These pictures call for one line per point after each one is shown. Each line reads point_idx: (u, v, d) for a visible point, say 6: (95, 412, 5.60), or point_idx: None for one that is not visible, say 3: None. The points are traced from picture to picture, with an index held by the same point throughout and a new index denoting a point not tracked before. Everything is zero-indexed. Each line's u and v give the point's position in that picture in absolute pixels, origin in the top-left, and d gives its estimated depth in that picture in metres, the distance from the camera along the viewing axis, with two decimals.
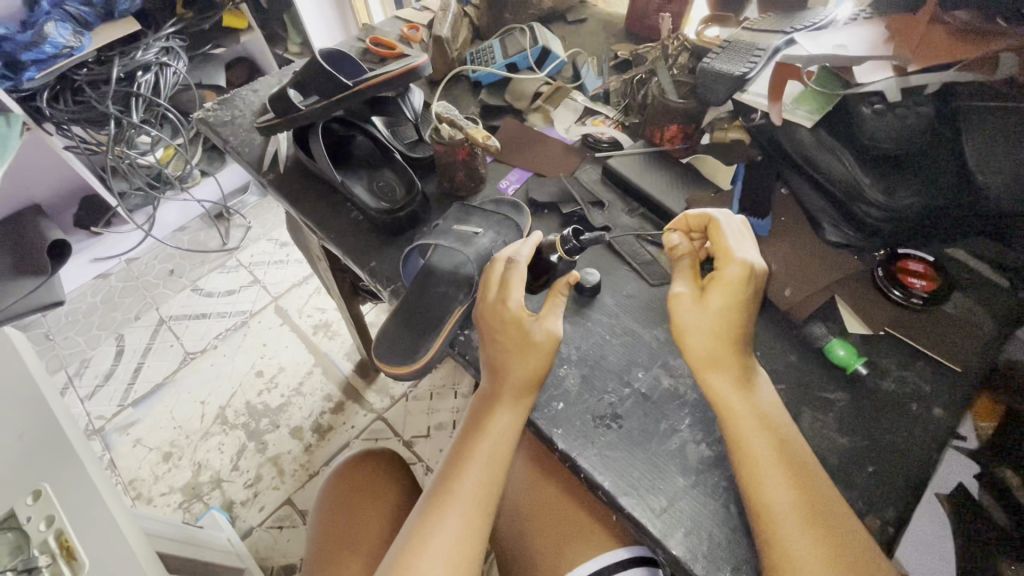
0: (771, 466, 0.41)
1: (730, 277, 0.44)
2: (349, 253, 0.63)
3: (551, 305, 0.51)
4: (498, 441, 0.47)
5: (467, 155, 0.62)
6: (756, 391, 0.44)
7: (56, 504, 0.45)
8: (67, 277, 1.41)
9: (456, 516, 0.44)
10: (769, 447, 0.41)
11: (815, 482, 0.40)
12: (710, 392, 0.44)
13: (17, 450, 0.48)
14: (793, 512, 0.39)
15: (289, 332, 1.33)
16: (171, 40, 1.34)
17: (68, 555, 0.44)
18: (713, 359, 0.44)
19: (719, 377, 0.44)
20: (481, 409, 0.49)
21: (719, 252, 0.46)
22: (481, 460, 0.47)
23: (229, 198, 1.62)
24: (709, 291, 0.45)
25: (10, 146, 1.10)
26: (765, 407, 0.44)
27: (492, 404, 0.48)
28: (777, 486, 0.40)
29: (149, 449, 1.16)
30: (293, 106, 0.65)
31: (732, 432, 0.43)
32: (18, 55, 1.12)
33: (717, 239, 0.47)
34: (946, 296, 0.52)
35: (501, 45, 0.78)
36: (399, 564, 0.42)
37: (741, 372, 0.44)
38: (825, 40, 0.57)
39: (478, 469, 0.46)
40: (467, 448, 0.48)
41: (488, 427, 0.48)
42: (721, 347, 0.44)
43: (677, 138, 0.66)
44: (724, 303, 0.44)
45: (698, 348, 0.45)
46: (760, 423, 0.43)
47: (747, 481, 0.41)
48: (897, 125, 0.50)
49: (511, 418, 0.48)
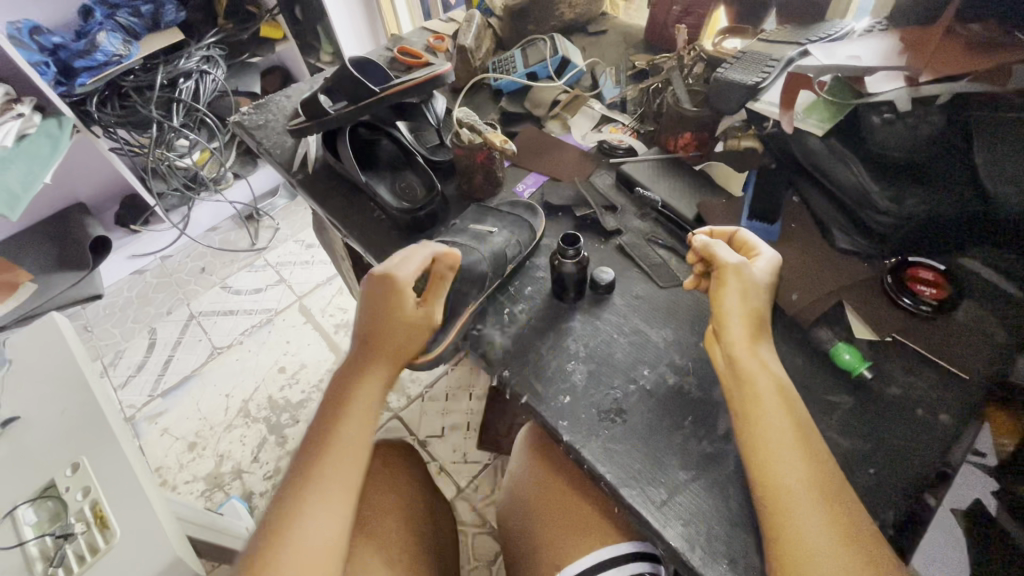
0: (783, 437, 0.41)
1: (773, 257, 0.50)
2: (372, 250, 0.66)
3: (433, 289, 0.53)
4: (367, 417, 0.49)
5: (486, 159, 0.65)
6: (771, 364, 0.45)
7: (90, 477, 0.59)
8: (107, 270, 1.49)
9: (327, 495, 0.45)
10: (784, 419, 0.42)
11: (823, 460, 0.41)
12: (735, 364, 0.45)
13: (64, 430, 0.63)
14: (803, 483, 0.39)
15: (311, 330, 1.38)
16: (212, 49, 1.44)
17: (101, 525, 0.56)
18: (756, 329, 0.46)
19: (738, 337, 0.46)
20: (344, 386, 0.50)
21: (751, 247, 0.52)
22: (349, 434, 0.48)
23: (259, 200, 1.70)
24: (756, 266, 0.50)
25: (61, 146, 1.18)
26: (782, 382, 0.44)
27: (359, 377, 0.50)
28: (788, 458, 0.40)
29: (176, 438, 1.21)
30: (323, 111, 0.69)
31: (748, 402, 0.43)
32: (73, 63, 1.23)
33: (746, 241, 0.53)
34: (954, 304, 0.52)
35: (522, 55, 0.81)
36: (268, 554, 0.42)
37: (758, 344, 0.46)
38: (839, 51, 0.59)
39: (346, 443, 0.47)
40: (333, 426, 0.48)
41: (352, 401, 0.49)
42: (747, 312, 0.46)
43: (691, 146, 0.68)
44: (766, 278, 0.49)
45: (752, 313, 0.47)
46: (777, 398, 0.43)
47: (758, 451, 0.41)
48: (906, 135, 0.51)
49: (376, 389, 0.51)
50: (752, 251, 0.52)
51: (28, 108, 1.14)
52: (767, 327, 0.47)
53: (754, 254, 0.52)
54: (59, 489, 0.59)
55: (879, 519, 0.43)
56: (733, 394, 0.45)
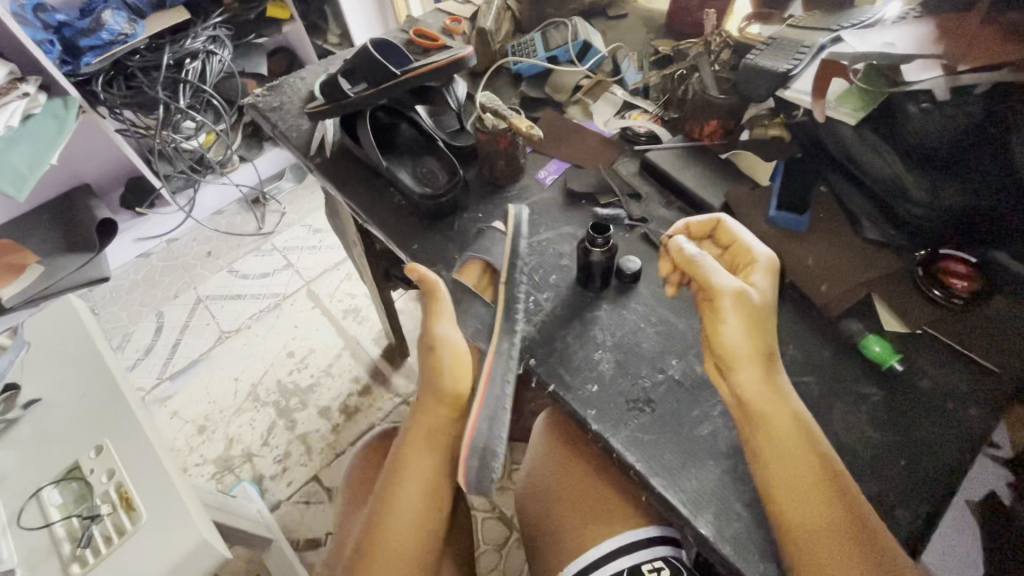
0: (803, 481, 0.40)
1: (766, 266, 0.48)
2: (392, 236, 0.65)
3: (432, 313, 0.57)
4: (417, 489, 0.55)
5: (509, 145, 0.64)
6: (790, 396, 0.44)
7: (115, 460, 0.60)
8: (112, 254, 1.48)
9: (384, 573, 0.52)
10: (805, 460, 0.41)
11: (849, 498, 0.40)
12: (746, 400, 0.43)
13: (88, 412, 0.63)
14: (828, 532, 0.38)
15: (320, 316, 1.38)
16: (219, 29, 1.42)
17: (128, 506, 0.57)
18: (764, 360, 0.44)
19: (748, 375, 0.43)
20: (403, 453, 0.58)
21: (747, 254, 0.49)
22: (405, 500, 0.55)
23: (265, 183, 1.68)
24: (756, 285, 0.46)
25: (67, 128, 1.16)
26: (801, 418, 0.43)
27: (411, 441, 0.58)
28: (811, 504, 0.39)
29: (186, 421, 1.21)
30: (342, 93, 0.68)
31: (767, 443, 0.42)
32: (77, 41, 1.21)
33: (734, 236, 0.51)
34: (985, 297, 0.52)
35: (542, 38, 0.78)
36: None
37: (773, 378, 0.44)
38: (873, 39, 0.57)
39: (401, 508, 0.55)
40: (392, 489, 0.56)
41: (409, 468, 0.56)
42: (754, 349, 0.44)
43: (717, 134, 0.67)
44: (764, 295, 0.46)
45: (757, 348, 0.44)
46: (797, 438, 0.42)
47: (779, 499, 0.40)
48: (942, 124, 0.51)
49: (426, 460, 0.56)
50: (743, 257, 0.50)
51: (33, 87, 1.13)
52: (777, 355, 0.45)
53: (750, 263, 0.49)
54: (83, 471, 0.60)
55: (909, 509, 0.43)
56: (749, 433, 0.43)
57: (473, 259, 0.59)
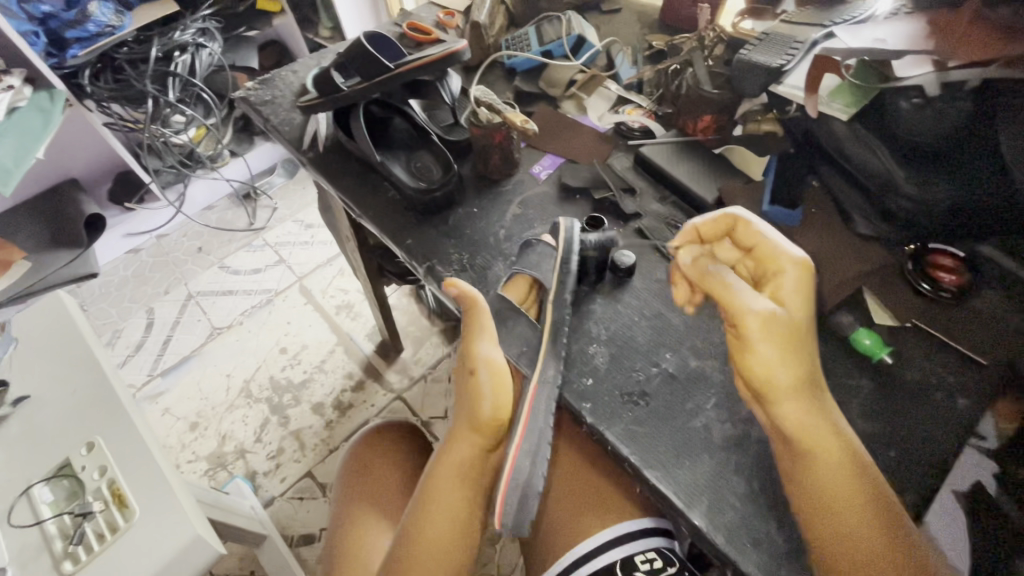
0: (847, 509, 0.39)
1: (794, 274, 0.45)
2: (386, 231, 0.65)
3: (473, 330, 0.53)
4: (451, 517, 0.53)
5: (505, 139, 0.64)
6: (836, 418, 0.42)
7: (107, 457, 0.59)
8: (100, 249, 1.46)
9: None
10: (851, 487, 0.40)
11: (894, 526, 0.39)
12: (789, 426, 0.42)
13: (78, 409, 0.63)
14: (868, 559, 0.39)
15: (312, 311, 1.37)
16: (208, 21, 1.40)
17: (120, 504, 0.57)
18: (802, 388, 0.42)
19: (789, 404, 0.42)
20: (436, 475, 0.54)
21: (776, 259, 0.46)
22: (438, 529, 0.53)
23: (256, 178, 1.67)
24: (787, 304, 0.44)
25: (53, 121, 1.14)
26: (851, 443, 0.41)
27: (443, 464, 0.54)
28: (853, 531, 0.39)
29: (177, 418, 1.21)
30: (336, 88, 0.68)
31: (814, 470, 0.41)
32: (63, 33, 1.19)
33: (760, 239, 0.48)
34: (970, 289, 0.52)
35: (536, 32, 0.79)
36: None
37: (819, 402, 0.42)
38: (865, 35, 0.58)
39: (433, 535, 0.53)
40: (422, 513, 0.54)
41: (440, 493, 0.53)
42: (795, 376, 0.42)
43: (711, 129, 0.67)
44: (800, 310, 0.44)
45: (795, 374, 0.42)
46: (845, 464, 0.40)
47: (820, 524, 0.40)
48: (931, 119, 0.51)
49: (460, 485, 0.53)
50: (771, 263, 0.47)
51: (18, 80, 1.11)
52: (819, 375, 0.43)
53: (780, 269, 0.46)
54: (74, 468, 0.59)
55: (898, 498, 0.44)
56: (792, 456, 0.42)
57: (523, 273, 0.56)
